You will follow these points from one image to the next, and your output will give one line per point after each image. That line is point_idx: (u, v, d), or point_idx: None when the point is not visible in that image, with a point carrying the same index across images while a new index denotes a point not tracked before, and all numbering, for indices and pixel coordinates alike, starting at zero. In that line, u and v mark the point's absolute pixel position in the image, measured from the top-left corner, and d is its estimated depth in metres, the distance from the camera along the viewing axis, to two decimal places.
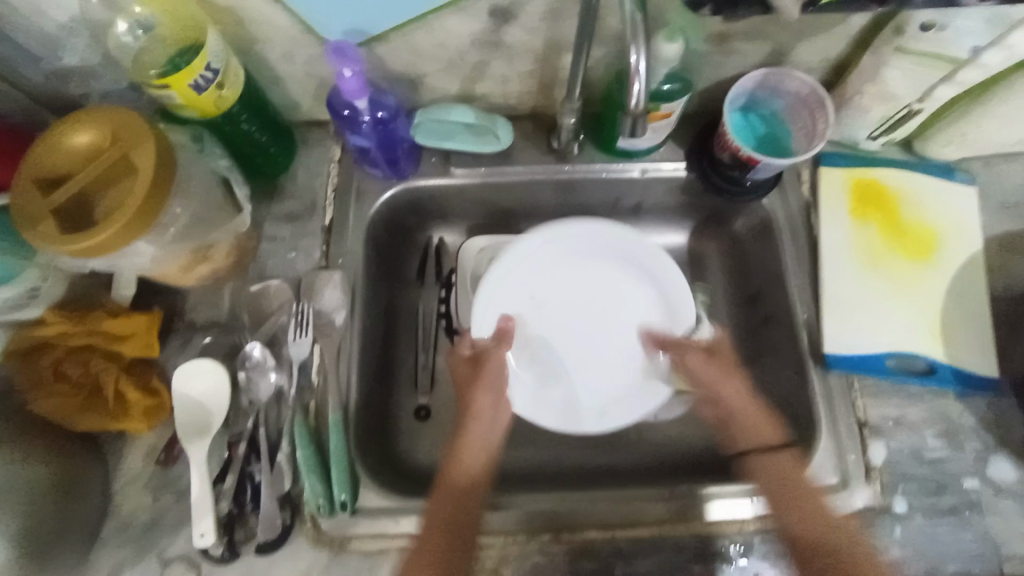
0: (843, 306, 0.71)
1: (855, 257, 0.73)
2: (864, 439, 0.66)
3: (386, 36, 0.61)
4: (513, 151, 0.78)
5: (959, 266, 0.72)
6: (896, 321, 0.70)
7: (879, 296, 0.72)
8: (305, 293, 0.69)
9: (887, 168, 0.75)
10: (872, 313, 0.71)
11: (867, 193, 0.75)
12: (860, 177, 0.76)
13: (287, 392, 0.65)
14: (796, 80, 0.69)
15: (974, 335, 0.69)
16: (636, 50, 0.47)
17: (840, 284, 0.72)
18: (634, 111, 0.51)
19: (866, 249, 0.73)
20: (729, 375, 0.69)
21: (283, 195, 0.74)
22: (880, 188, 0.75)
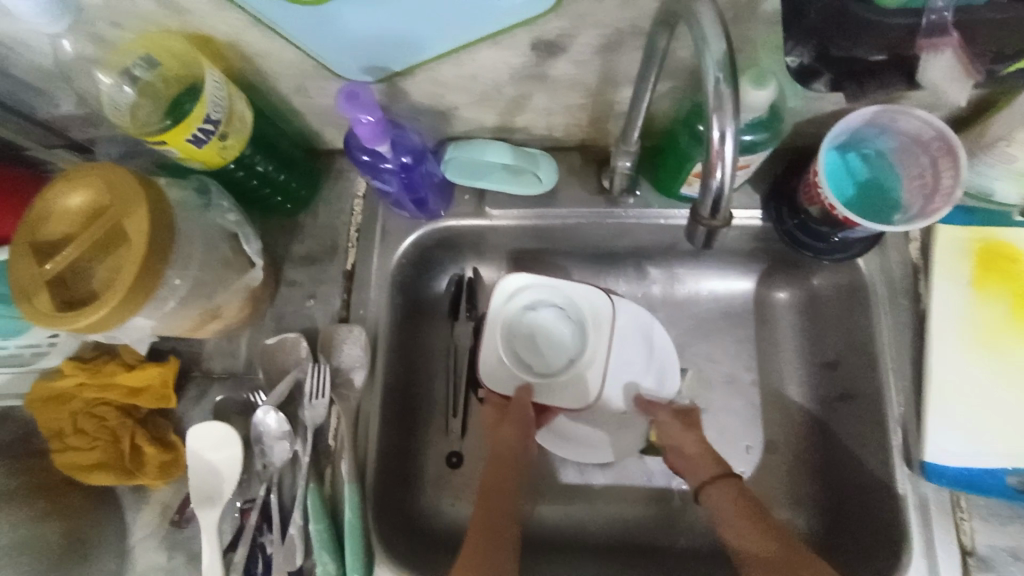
0: (952, 401, 0.58)
1: (972, 338, 0.59)
2: (967, 572, 0.54)
3: (411, 71, 0.53)
4: (557, 189, 0.69)
5: None
6: (1018, 424, 0.57)
7: (1001, 393, 0.58)
8: (322, 348, 0.64)
9: (1022, 227, 0.61)
10: (989, 411, 0.58)
11: (992, 258, 0.61)
12: (984, 234, 0.61)
13: (301, 458, 0.60)
14: (915, 119, 0.56)
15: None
16: (720, 122, 0.36)
17: (951, 374, 0.59)
18: (711, 221, 0.41)
19: (987, 332, 0.59)
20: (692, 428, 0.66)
21: (304, 234, 0.68)
22: (1009, 252, 0.61)
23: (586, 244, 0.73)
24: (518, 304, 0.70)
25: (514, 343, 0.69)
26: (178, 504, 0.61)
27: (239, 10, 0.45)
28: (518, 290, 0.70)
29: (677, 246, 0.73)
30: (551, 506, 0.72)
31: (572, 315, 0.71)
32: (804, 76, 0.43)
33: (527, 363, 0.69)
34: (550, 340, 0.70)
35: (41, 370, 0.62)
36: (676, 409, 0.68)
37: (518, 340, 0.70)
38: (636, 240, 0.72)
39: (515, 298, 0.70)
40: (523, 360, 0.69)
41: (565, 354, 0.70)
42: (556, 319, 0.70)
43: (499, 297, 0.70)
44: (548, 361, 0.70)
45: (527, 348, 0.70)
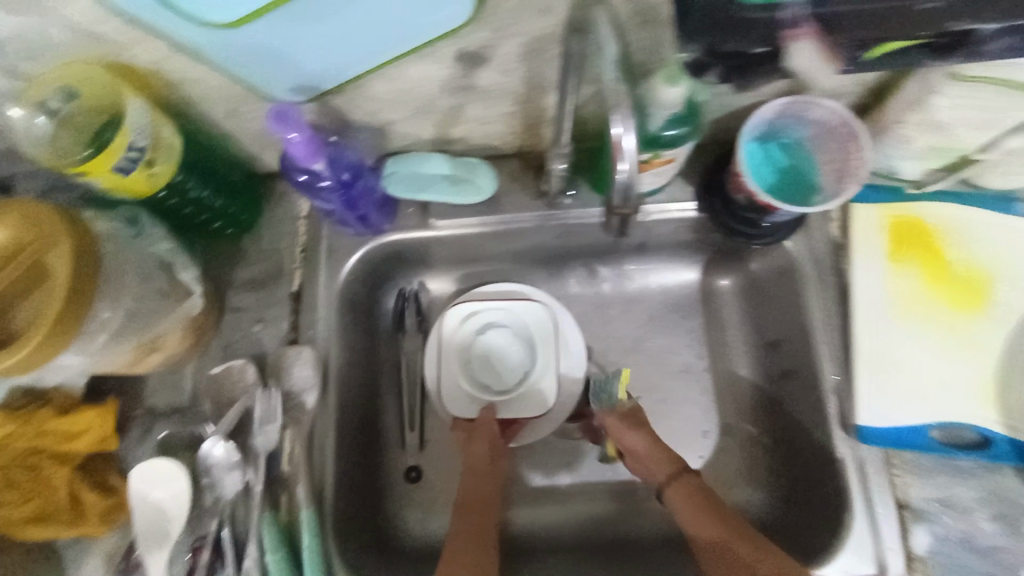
0: (880, 365, 0.62)
1: (891, 305, 0.64)
2: (904, 524, 0.57)
3: (340, 88, 0.53)
4: (500, 195, 0.70)
5: (1013, 318, 0.62)
6: (943, 386, 0.61)
7: (922, 351, 0.62)
8: (272, 372, 0.62)
9: (929, 202, 0.66)
10: (913, 374, 0.62)
11: (905, 231, 0.65)
12: (895, 211, 0.66)
13: (253, 487, 0.58)
14: (823, 109, 0.60)
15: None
16: (621, 122, 0.40)
17: (874, 340, 0.63)
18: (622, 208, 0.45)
19: (903, 298, 0.64)
20: (639, 425, 0.68)
21: (247, 259, 0.67)
22: (919, 225, 0.65)
23: (535, 247, 0.75)
24: (472, 326, 0.76)
25: (471, 365, 0.75)
26: (124, 551, 0.58)
27: (156, 35, 0.45)
28: (471, 314, 0.75)
29: (622, 244, 0.76)
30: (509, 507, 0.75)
31: (521, 333, 0.75)
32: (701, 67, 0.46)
33: (484, 383, 0.74)
34: (502, 358, 0.74)
35: None
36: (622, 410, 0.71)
37: (472, 359, 0.75)
38: (582, 240, 0.74)
39: (468, 321, 0.75)
40: (481, 381, 0.74)
41: (517, 371, 0.74)
42: (505, 338, 0.75)
43: (454, 322, 0.76)
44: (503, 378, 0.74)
45: (482, 369, 0.74)
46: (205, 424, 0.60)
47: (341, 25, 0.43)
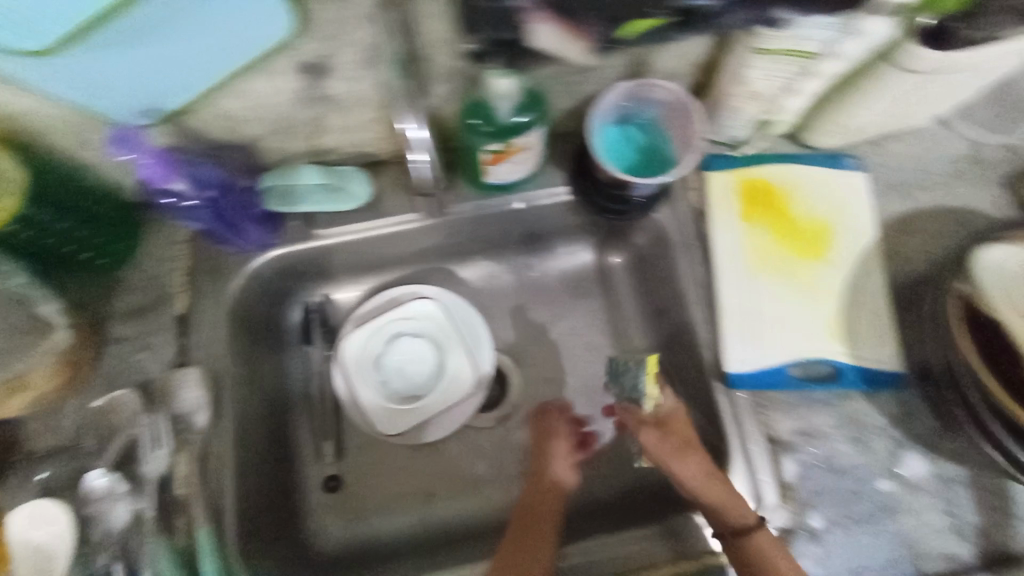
0: (742, 316, 0.68)
1: (747, 261, 0.69)
2: (775, 457, 0.63)
3: (188, 108, 0.54)
4: (383, 198, 0.72)
5: (848, 260, 0.69)
6: (799, 328, 0.67)
7: (777, 298, 0.68)
8: (160, 399, 0.62)
9: (774, 164, 0.72)
10: (773, 321, 0.67)
11: (756, 192, 0.71)
12: (746, 174, 0.72)
13: (147, 515, 0.58)
14: (661, 90, 0.64)
15: (879, 335, 0.66)
16: None
17: (736, 293, 0.68)
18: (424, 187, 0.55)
19: (758, 254, 0.70)
20: (693, 448, 0.64)
21: (126, 288, 0.66)
22: (768, 186, 0.71)
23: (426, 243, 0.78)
24: (382, 333, 0.81)
25: (382, 369, 0.80)
26: None
27: None
28: (379, 323, 0.81)
29: (511, 233, 0.80)
30: (428, 504, 0.79)
31: (427, 333, 0.82)
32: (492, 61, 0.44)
33: (395, 385, 0.80)
34: (411, 359, 0.81)
35: None
36: (658, 422, 0.68)
37: (384, 364, 0.80)
38: (473, 230, 0.77)
39: (377, 329, 0.80)
40: (391, 383, 0.80)
41: (426, 369, 0.81)
42: (411, 339, 0.81)
43: (363, 331, 0.80)
44: (412, 377, 0.81)
45: (392, 376, 0.80)
46: (91, 460, 0.59)
47: (167, 45, 0.45)
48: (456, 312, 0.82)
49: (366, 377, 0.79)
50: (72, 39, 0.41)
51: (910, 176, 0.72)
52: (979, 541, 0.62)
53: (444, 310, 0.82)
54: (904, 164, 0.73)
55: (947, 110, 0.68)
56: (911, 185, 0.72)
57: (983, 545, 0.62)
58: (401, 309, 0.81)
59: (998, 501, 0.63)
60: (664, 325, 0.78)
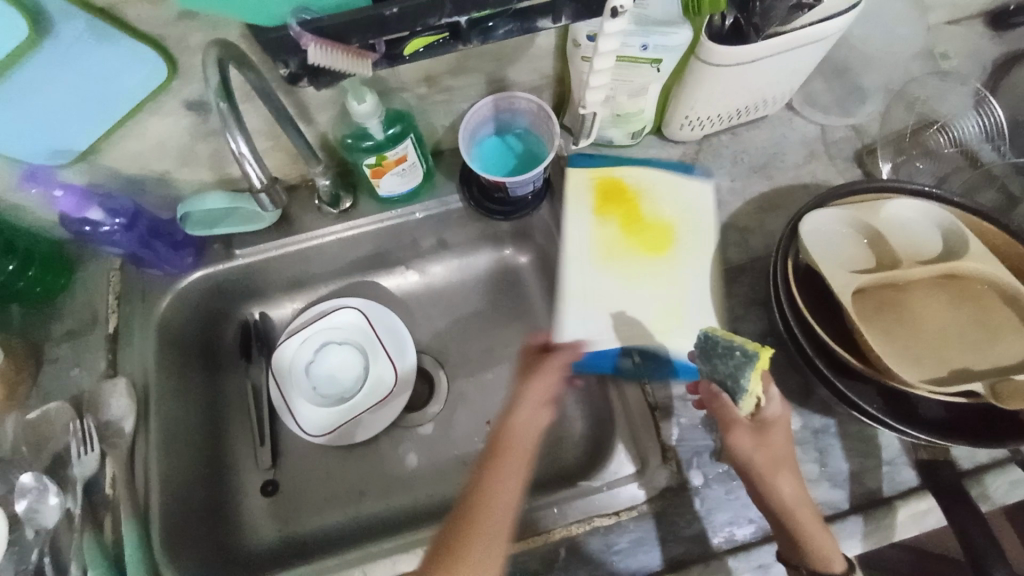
0: (585, 296, 0.75)
1: (594, 251, 0.77)
2: (656, 422, 0.67)
3: (96, 148, 0.62)
4: (295, 218, 0.80)
5: (693, 262, 0.75)
6: (635, 312, 0.74)
7: (618, 286, 0.75)
8: (90, 408, 0.68)
9: (631, 167, 0.80)
10: (608, 302, 0.74)
11: (610, 190, 0.79)
12: (602, 172, 0.80)
13: (76, 513, 0.63)
14: (520, 100, 0.73)
15: (716, 332, 0.72)
16: (232, 135, 0.53)
17: (580, 276, 0.76)
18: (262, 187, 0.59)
19: (605, 245, 0.77)
20: (787, 464, 0.58)
21: (62, 315, 0.74)
22: (622, 185, 0.79)
23: (342, 258, 0.86)
24: (312, 344, 0.87)
25: (313, 377, 0.86)
26: None
27: None
28: (308, 335, 0.87)
29: (421, 243, 0.88)
30: (360, 500, 0.82)
31: (353, 340, 0.87)
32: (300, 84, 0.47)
33: (324, 391, 0.85)
34: (339, 366, 0.86)
35: None
36: (758, 424, 0.59)
37: (314, 373, 0.86)
38: (384, 242, 0.85)
39: (306, 341, 0.87)
40: (321, 389, 0.85)
41: (354, 374, 0.86)
42: (339, 348, 0.86)
43: (294, 343, 0.86)
44: (342, 382, 0.86)
45: (323, 383, 0.86)
46: (21, 469, 0.64)
47: (57, 89, 0.53)
48: (380, 318, 0.88)
49: (296, 385, 0.85)
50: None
51: (768, 159, 0.80)
52: (852, 486, 0.64)
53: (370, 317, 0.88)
54: (761, 149, 0.80)
55: (782, 97, 0.77)
56: (769, 167, 0.79)
57: (854, 490, 0.64)
58: (328, 320, 0.87)
59: (867, 447, 0.66)
60: None
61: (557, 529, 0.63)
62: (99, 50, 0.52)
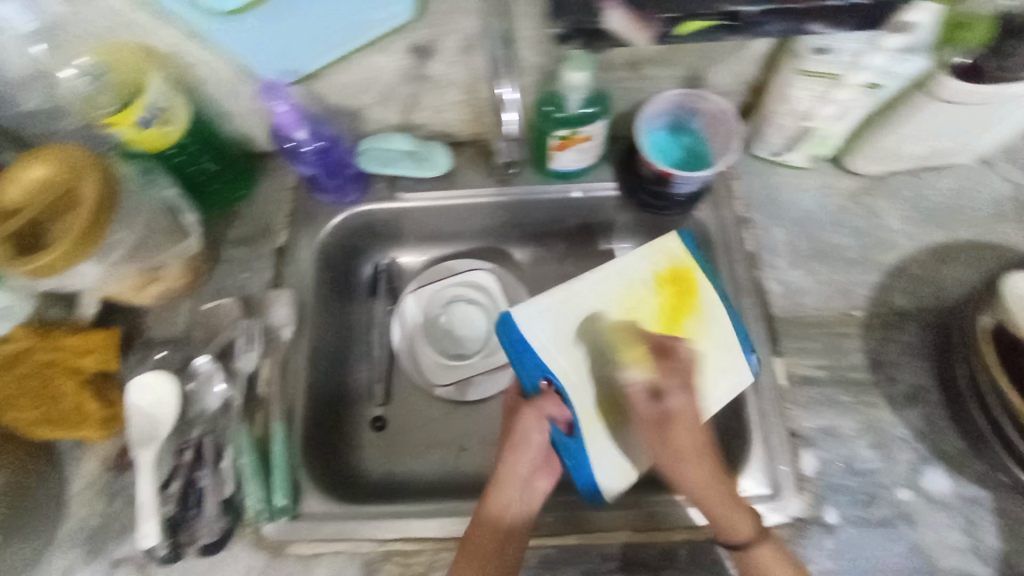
0: (579, 317, 0.73)
1: (619, 298, 0.74)
2: (795, 449, 0.68)
3: (318, 74, 0.66)
4: (457, 174, 0.83)
5: None
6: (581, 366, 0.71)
7: (603, 340, 0.72)
8: (255, 311, 0.74)
9: (711, 284, 0.74)
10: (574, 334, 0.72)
11: (676, 279, 0.75)
12: (683, 260, 0.76)
13: (233, 403, 0.70)
14: (710, 101, 0.72)
15: (611, 453, 0.68)
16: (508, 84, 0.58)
17: (586, 296, 0.74)
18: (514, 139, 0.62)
19: (632, 305, 0.74)
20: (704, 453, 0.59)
21: (239, 220, 0.79)
22: (692, 285, 0.75)
23: (488, 222, 0.88)
24: (441, 298, 0.90)
25: (438, 330, 0.89)
26: (118, 453, 0.68)
27: (174, 24, 0.57)
28: (439, 289, 0.90)
29: (564, 223, 0.88)
30: (458, 455, 0.83)
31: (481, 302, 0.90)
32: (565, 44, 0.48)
33: (446, 346, 0.88)
34: (465, 325, 0.89)
35: None
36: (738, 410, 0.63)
37: (440, 328, 0.89)
38: (532, 215, 0.86)
39: (437, 294, 0.90)
40: (443, 344, 0.88)
41: (476, 335, 0.89)
42: (467, 308, 0.90)
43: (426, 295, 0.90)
44: (464, 341, 0.89)
45: (447, 338, 0.89)
46: (195, 350, 0.72)
47: None
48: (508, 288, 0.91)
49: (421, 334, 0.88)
50: None
51: (953, 208, 0.76)
52: (999, 566, 0.63)
53: (498, 284, 0.91)
54: (946, 196, 0.77)
55: (988, 147, 0.73)
56: (953, 217, 0.76)
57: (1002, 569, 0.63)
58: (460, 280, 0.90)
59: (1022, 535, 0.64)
60: None
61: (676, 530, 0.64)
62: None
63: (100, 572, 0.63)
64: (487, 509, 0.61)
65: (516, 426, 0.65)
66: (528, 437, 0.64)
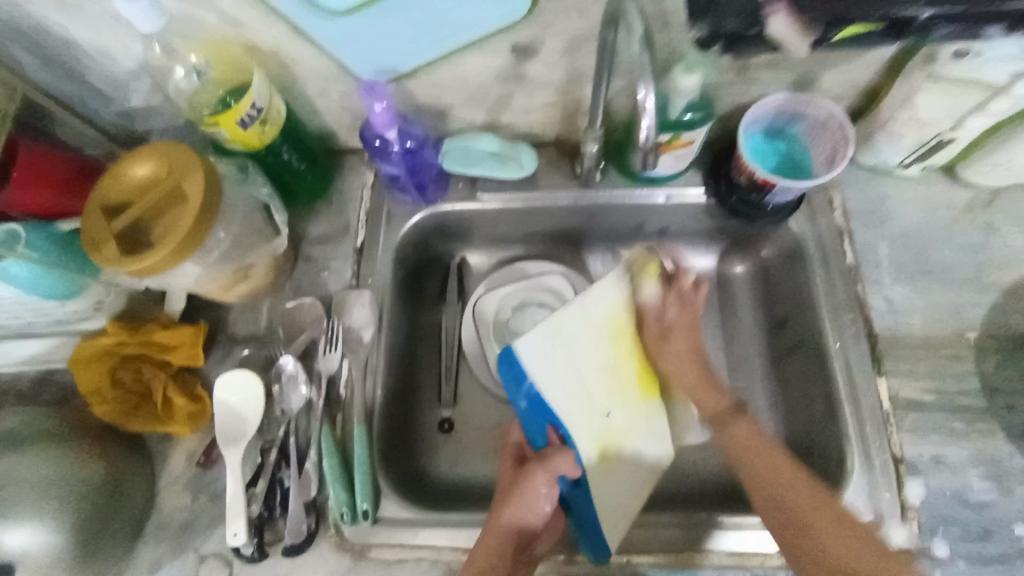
0: (573, 349, 0.71)
1: (604, 330, 0.72)
2: (899, 476, 0.64)
3: (414, 72, 0.65)
4: (539, 176, 0.80)
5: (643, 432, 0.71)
6: (580, 406, 0.69)
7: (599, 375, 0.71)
8: (336, 311, 0.73)
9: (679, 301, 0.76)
10: (569, 370, 0.70)
11: (648, 311, 0.75)
12: (647, 280, 0.75)
13: (315, 404, 0.69)
14: (818, 107, 0.67)
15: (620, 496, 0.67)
16: (645, 86, 0.49)
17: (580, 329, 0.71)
18: (645, 146, 0.53)
19: (615, 335, 0.73)
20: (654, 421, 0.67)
21: (319, 218, 0.78)
22: (658, 308, 0.76)
23: (564, 225, 0.83)
24: (514, 301, 0.85)
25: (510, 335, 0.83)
26: (204, 449, 0.68)
27: (281, 20, 0.58)
28: (510, 292, 0.85)
29: (644, 228, 0.83)
30: None
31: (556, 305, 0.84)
32: (704, 47, 0.46)
33: None
34: None
35: (74, 331, 0.70)
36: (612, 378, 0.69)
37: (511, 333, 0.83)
38: (612, 221, 0.82)
39: (509, 296, 0.85)
40: None
41: None
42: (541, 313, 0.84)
43: (496, 296, 0.85)
44: None
45: None
46: (277, 348, 0.72)
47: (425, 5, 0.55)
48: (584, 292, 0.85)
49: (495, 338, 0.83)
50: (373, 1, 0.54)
51: None
52: None
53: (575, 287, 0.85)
54: None
55: None
56: None
57: None
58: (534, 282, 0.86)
59: None
60: (782, 339, 0.78)
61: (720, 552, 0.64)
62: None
63: (187, 569, 0.64)
64: (504, 516, 0.61)
65: (522, 485, 0.63)
66: (537, 507, 0.63)
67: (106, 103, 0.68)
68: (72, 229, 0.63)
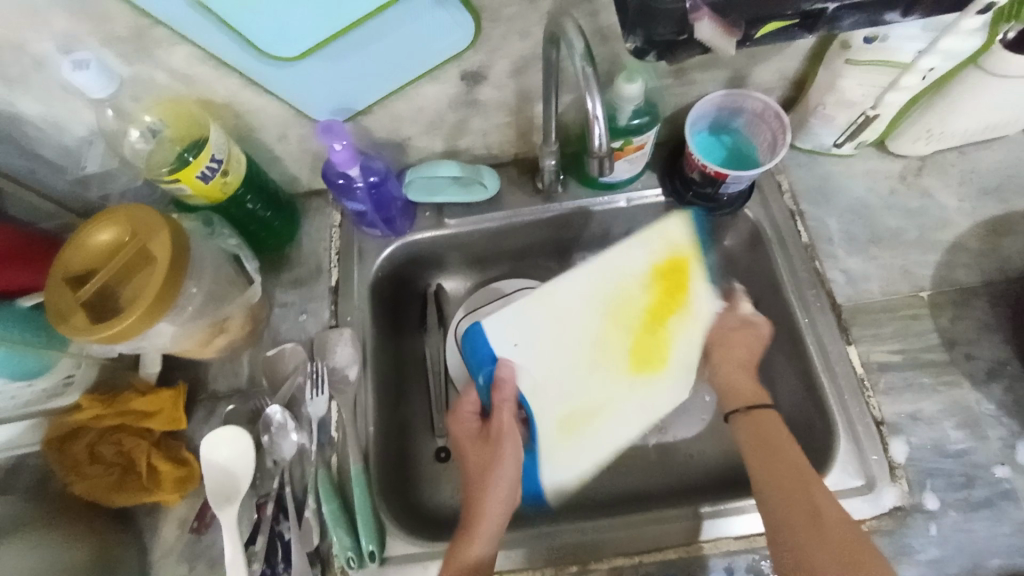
0: (557, 316, 0.75)
1: (598, 305, 0.75)
2: (883, 438, 0.67)
3: (370, 109, 0.67)
4: (502, 195, 0.81)
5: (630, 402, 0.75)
6: (556, 374, 0.74)
7: (580, 348, 0.74)
8: (318, 352, 0.72)
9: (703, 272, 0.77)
10: (554, 344, 0.74)
11: (673, 270, 0.76)
12: (683, 249, 0.77)
13: (308, 450, 0.68)
14: (753, 100, 0.71)
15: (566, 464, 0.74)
16: (591, 98, 0.52)
17: (566, 297, 0.75)
18: (600, 152, 0.56)
19: (614, 306, 0.75)
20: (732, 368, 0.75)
21: (291, 263, 0.78)
22: (685, 281, 0.76)
23: (536, 241, 0.85)
24: None
25: None
26: (196, 514, 0.66)
27: (233, 73, 0.59)
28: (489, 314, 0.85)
29: (611, 232, 0.85)
30: None
31: None
32: (640, 57, 0.51)
33: None
34: None
35: (39, 412, 0.66)
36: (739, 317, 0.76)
37: None
38: (579, 230, 0.84)
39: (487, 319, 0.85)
40: None
41: None
42: None
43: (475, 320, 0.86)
44: None
45: None
46: (263, 399, 0.71)
47: (372, 44, 0.57)
48: None
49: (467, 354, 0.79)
50: (323, 43, 0.55)
51: (998, 181, 0.78)
52: None
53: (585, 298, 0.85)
54: (989, 171, 0.78)
55: None
56: (1001, 189, 0.77)
57: None
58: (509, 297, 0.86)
59: None
60: None
61: (726, 539, 0.65)
62: (428, 16, 0.56)
63: None
64: (458, 554, 0.59)
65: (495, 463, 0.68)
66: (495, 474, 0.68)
67: (59, 173, 0.67)
68: (34, 304, 0.61)
